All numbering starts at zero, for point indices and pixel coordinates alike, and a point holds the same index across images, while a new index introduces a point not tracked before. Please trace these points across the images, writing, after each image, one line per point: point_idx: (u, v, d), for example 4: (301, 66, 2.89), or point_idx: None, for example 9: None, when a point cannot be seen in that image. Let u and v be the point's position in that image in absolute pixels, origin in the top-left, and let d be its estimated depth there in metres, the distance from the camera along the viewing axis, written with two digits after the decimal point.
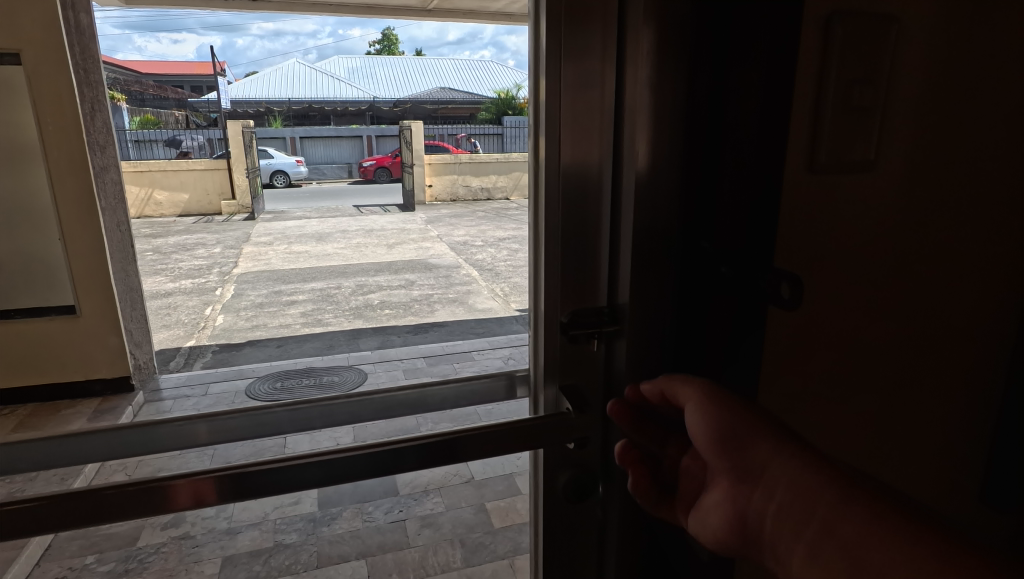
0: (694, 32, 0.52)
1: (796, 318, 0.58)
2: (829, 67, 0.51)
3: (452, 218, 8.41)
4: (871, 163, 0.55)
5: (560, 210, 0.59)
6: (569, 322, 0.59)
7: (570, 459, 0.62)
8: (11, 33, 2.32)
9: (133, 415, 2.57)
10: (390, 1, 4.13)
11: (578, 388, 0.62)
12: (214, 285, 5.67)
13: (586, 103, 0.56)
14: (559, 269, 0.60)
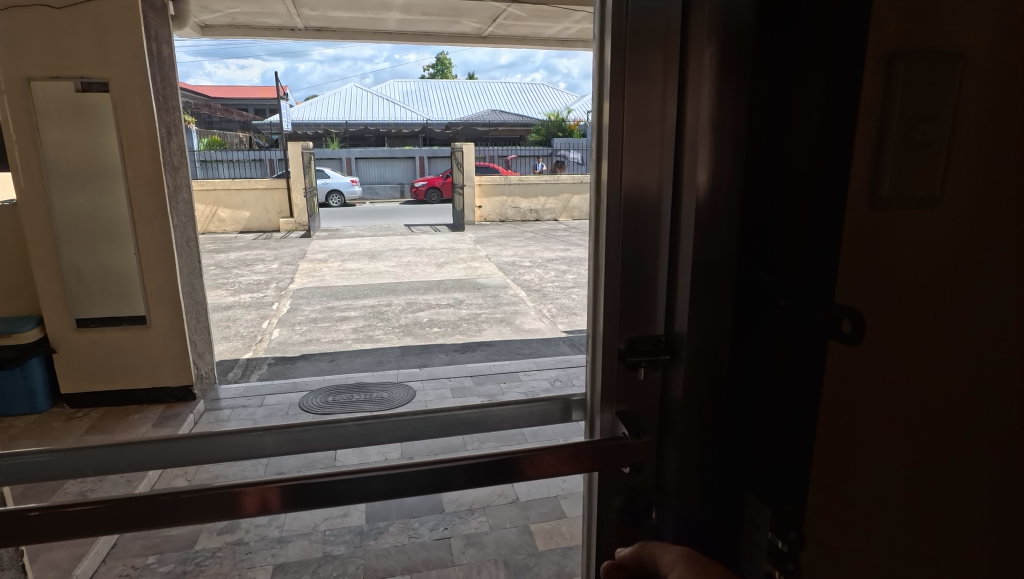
0: (760, 57, 0.53)
1: (852, 361, 0.55)
2: (890, 105, 0.51)
3: (500, 239, 8.52)
4: (936, 200, 0.53)
5: (620, 233, 0.62)
6: (627, 348, 0.61)
7: (623, 483, 0.63)
8: (102, 64, 2.52)
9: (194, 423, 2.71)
10: (446, 29, 4.27)
11: (635, 415, 0.63)
12: (271, 299, 5.92)
13: (643, 126, 0.59)
14: (618, 294, 0.63)
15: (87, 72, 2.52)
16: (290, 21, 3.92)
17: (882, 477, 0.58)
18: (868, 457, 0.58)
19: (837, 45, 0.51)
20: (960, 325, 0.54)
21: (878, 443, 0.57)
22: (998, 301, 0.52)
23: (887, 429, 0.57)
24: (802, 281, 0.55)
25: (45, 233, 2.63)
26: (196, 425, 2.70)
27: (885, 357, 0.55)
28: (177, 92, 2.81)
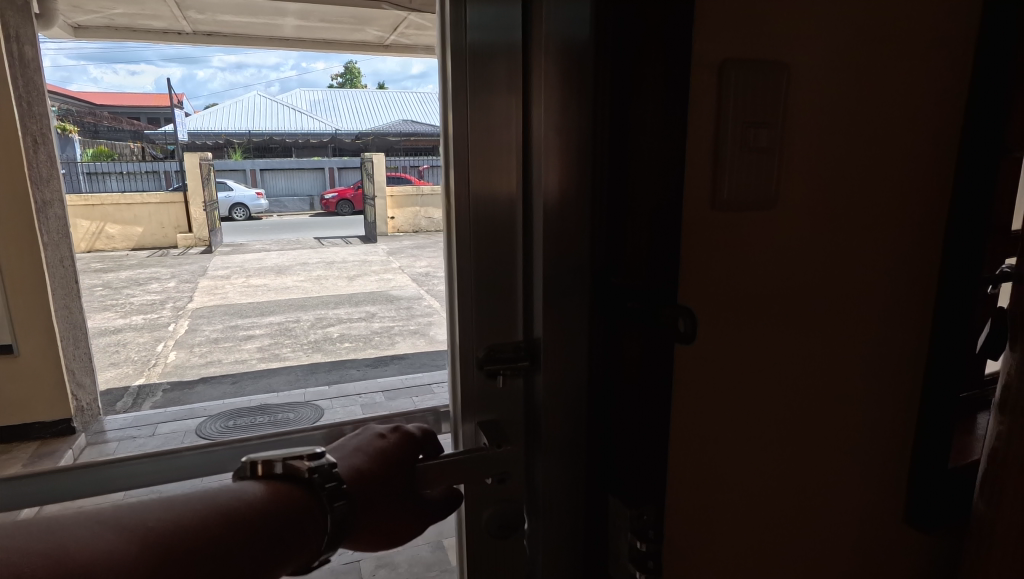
0: (598, 62, 0.52)
1: (704, 352, 0.58)
2: (724, 108, 0.53)
3: (414, 250, 8.43)
4: (772, 200, 0.57)
5: (472, 241, 0.57)
6: (485, 356, 0.58)
7: (490, 494, 0.60)
8: None
9: (73, 458, 2.46)
10: (349, 37, 4.17)
11: (498, 423, 0.61)
12: (167, 320, 5.51)
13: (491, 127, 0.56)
14: (474, 308, 0.58)
15: None
16: (176, 24, 3.69)
17: (740, 454, 0.63)
18: (729, 441, 0.61)
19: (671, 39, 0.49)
20: (793, 310, 0.62)
21: (734, 425, 0.61)
22: (814, 282, 0.62)
23: (741, 413, 0.61)
24: (653, 285, 0.53)
25: None
26: (75, 461, 2.45)
27: (734, 347, 0.59)
28: (46, 98, 2.56)
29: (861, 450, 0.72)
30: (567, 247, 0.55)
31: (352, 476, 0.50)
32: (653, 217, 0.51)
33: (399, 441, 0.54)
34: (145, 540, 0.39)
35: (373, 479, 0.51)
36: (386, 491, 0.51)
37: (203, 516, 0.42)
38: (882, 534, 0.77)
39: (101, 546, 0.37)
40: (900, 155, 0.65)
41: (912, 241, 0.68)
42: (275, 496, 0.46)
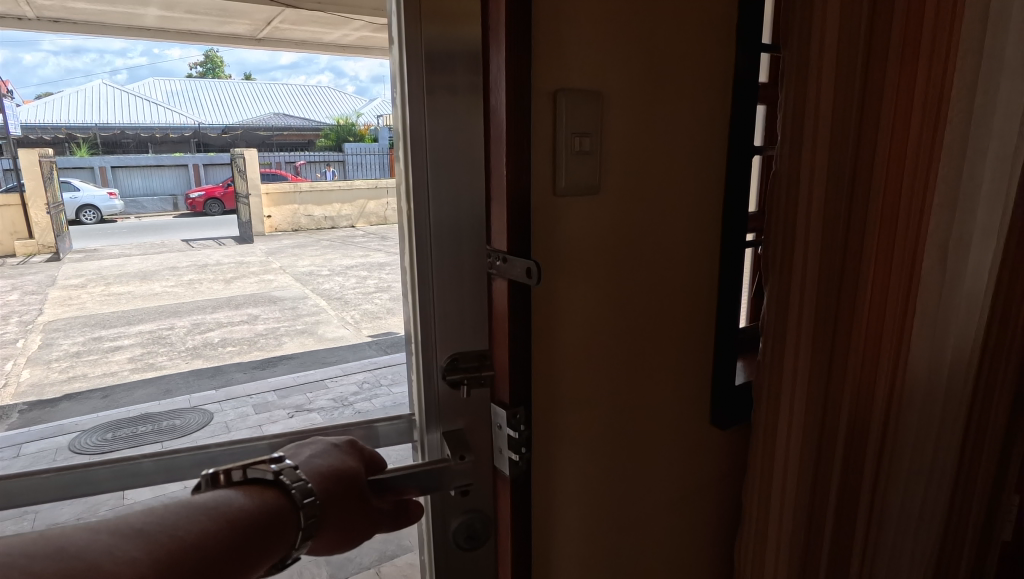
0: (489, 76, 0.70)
1: (555, 300, 0.80)
2: (560, 125, 0.75)
3: (295, 249, 8.23)
4: (597, 189, 0.81)
5: (431, 234, 0.71)
6: (449, 366, 0.74)
7: (455, 505, 0.79)
8: None
9: None
10: (216, 29, 4.03)
11: (461, 434, 0.78)
12: (13, 337, 5.04)
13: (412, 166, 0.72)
14: (436, 304, 0.73)
15: None
16: None
17: (587, 373, 0.86)
18: (578, 364, 0.85)
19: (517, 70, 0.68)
20: (618, 265, 0.86)
21: (581, 351, 0.85)
22: (632, 246, 0.87)
23: (585, 342, 0.85)
24: (518, 248, 0.72)
25: None
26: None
27: (577, 295, 0.83)
28: None
29: (675, 371, 0.99)
30: (469, 245, 0.74)
31: (324, 486, 0.60)
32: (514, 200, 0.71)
33: (359, 459, 0.67)
34: (149, 547, 0.45)
35: (339, 487, 0.61)
36: (347, 500, 0.62)
37: (203, 525, 0.49)
38: (698, 432, 1.06)
39: (106, 552, 0.42)
40: (691, 156, 0.92)
41: (701, 212, 0.96)
42: (265, 501, 0.55)
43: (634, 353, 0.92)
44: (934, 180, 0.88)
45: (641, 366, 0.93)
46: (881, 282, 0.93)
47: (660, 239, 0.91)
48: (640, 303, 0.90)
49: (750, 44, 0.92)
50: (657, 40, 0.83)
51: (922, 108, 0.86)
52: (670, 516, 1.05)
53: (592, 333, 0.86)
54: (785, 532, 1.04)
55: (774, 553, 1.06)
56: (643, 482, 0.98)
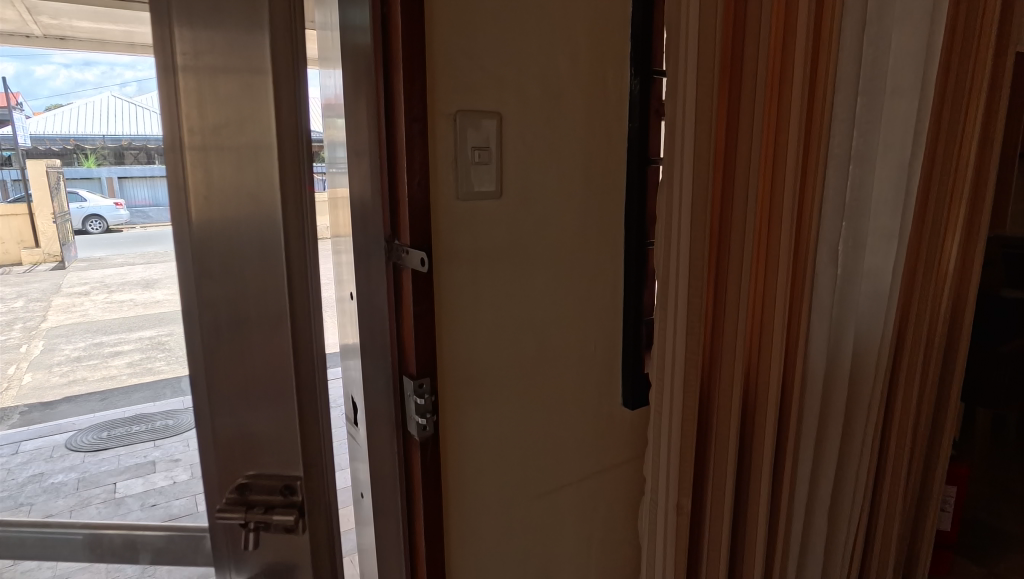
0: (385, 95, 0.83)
1: (459, 288, 0.93)
2: (460, 140, 0.89)
3: None
4: (497, 194, 0.94)
5: (218, 336, 0.79)
6: (240, 494, 0.84)
7: None
8: None
9: None
10: None
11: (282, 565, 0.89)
12: None
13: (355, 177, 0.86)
14: (225, 420, 0.82)
15: None
16: None
17: (493, 353, 0.99)
18: (485, 345, 0.97)
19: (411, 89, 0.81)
20: (521, 259, 0.99)
21: (486, 334, 0.97)
22: (534, 243, 1.00)
23: (490, 326, 0.98)
24: (418, 242, 0.85)
25: None
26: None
27: (480, 286, 0.95)
28: None
29: (582, 359, 1.12)
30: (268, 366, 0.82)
31: None
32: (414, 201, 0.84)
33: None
34: None
35: None
36: None
37: None
38: (609, 412, 1.18)
39: None
40: (589, 167, 1.05)
41: (601, 214, 1.08)
42: None
43: (540, 336, 1.04)
44: (814, 185, 1.08)
45: (548, 350, 1.06)
46: (765, 275, 1.09)
47: (560, 240, 1.04)
48: (544, 293, 1.04)
49: (643, 70, 1.05)
50: (550, 71, 0.97)
51: (793, 128, 1.01)
52: (581, 486, 1.17)
53: (497, 317, 0.98)
54: (671, 507, 1.12)
55: (662, 530, 1.15)
56: (554, 455, 1.11)
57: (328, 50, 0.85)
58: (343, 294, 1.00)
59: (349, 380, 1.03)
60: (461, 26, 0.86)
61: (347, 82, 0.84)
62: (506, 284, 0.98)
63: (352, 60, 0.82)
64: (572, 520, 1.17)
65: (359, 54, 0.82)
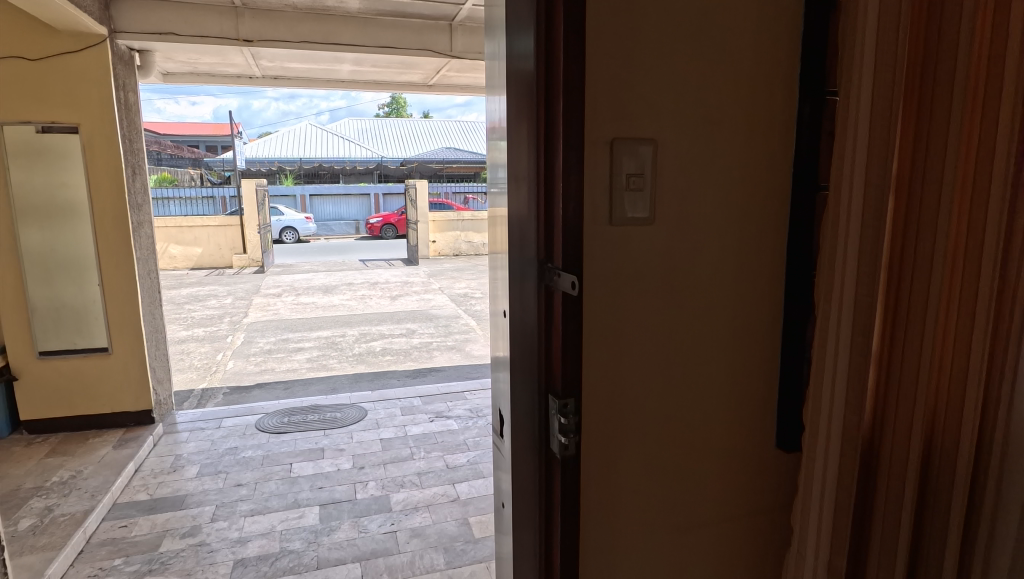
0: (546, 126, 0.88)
1: (607, 311, 0.94)
2: (616, 166, 0.91)
3: (448, 282, 9.67)
4: (648, 219, 0.94)
5: None
6: None
7: None
8: (85, 129, 3.51)
9: (139, 464, 3.41)
10: (396, 78, 4.98)
11: None
12: (225, 334, 6.74)
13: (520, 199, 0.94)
14: None
15: (56, 118, 3.47)
16: (249, 70, 4.66)
17: (636, 378, 0.98)
18: (629, 369, 0.97)
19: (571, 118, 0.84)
20: (670, 285, 0.98)
21: (631, 359, 0.97)
22: (684, 269, 0.99)
23: (636, 350, 0.97)
24: (571, 265, 0.86)
25: (33, 268, 3.60)
26: (199, 476, 3.31)
27: (627, 309, 0.95)
28: (141, 156, 3.85)
29: (732, 392, 1.07)
30: None
31: None
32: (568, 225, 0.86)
33: None
34: None
35: None
36: None
37: None
38: (757, 452, 1.11)
39: None
40: (747, 193, 1.01)
41: (759, 242, 1.04)
42: None
43: (686, 364, 1.02)
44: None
45: (694, 379, 1.03)
46: (955, 329, 0.92)
47: (712, 268, 1.01)
48: (693, 321, 1.01)
49: (811, 91, 0.99)
50: (710, 96, 0.96)
51: (1006, 155, 0.84)
52: (722, 527, 1.11)
53: (643, 342, 0.97)
54: (821, 564, 1.03)
55: None
56: (697, 489, 1.07)
57: (495, 83, 1.00)
58: (500, 311, 1.04)
59: (499, 396, 1.07)
60: (622, 57, 0.89)
61: (511, 112, 0.92)
62: (653, 309, 0.97)
63: (519, 91, 0.90)
64: (711, 561, 1.12)
65: (526, 86, 0.89)
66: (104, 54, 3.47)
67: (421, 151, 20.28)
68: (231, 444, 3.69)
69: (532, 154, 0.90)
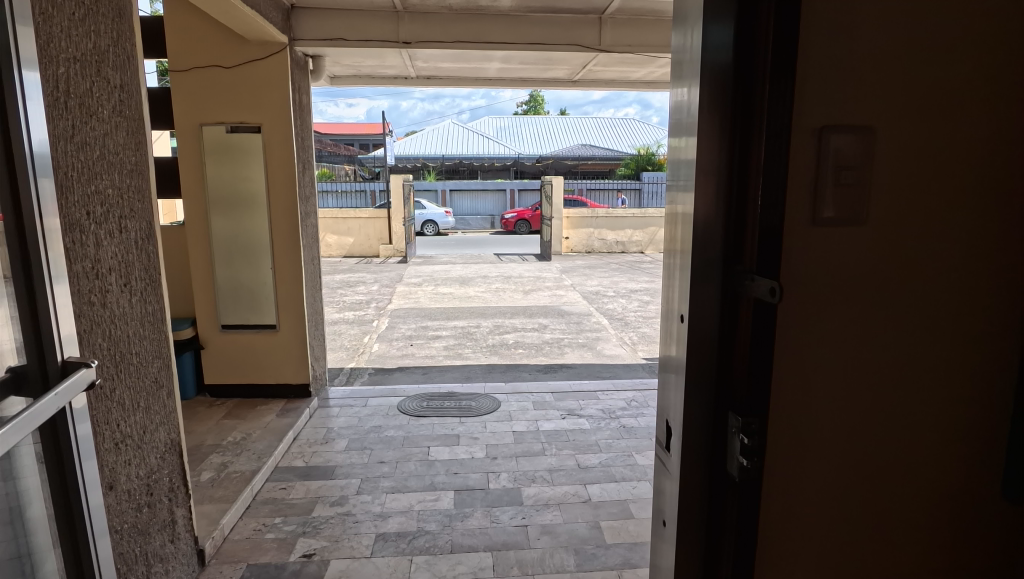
0: (740, 114, 0.79)
1: (800, 322, 0.83)
2: (822, 158, 0.79)
3: (580, 279, 9.61)
4: (855, 219, 0.82)
5: None
6: None
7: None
8: (266, 127, 3.90)
9: (297, 433, 3.75)
10: (543, 75, 5.00)
11: None
12: (371, 318, 7.24)
13: (698, 194, 0.84)
14: None
15: (243, 119, 3.89)
16: (405, 71, 4.92)
17: (828, 399, 0.86)
18: (821, 389, 0.85)
19: (777, 104, 0.76)
20: (878, 296, 0.84)
21: (823, 377, 0.85)
22: (900, 276, 0.84)
23: (829, 368, 0.85)
24: (766, 269, 0.78)
25: (219, 252, 4.07)
26: (347, 450, 3.55)
27: (823, 322, 0.83)
28: (310, 152, 4.21)
29: (952, 427, 0.89)
30: None
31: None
32: (763, 223, 0.78)
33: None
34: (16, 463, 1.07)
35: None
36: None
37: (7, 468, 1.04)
38: (979, 502, 0.91)
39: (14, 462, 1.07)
40: (991, 186, 0.83)
41: (1002, 247, 0.84)
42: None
43: (893, 389, 0.87)
44: None
45: (902, 406, 0.87)
46: None
47: (936, 277, 0.84)
48: (906, 338, 0.85)
49: None
50: (948, 72, 0.80)
51: None
52: None
53: (841, 358, 0.85)
54: None
55: None
56: (895, 534, 0.91)
57: (682, 73, 0.89)
58: (671, 316, 0.94)
59: (665, 405, 0.99)
60: (842, 28, 0.77)
61: (702, 102, 0.83)
62: (855, 322, 0.84)
63: (711, 78, 0.80)
64: None
65: (721, 72, 0.79)
66: (285, 59, 3.82)
67: (558, 147, 20.38)
68: (376, 423, 3.92)
69: (723, 146, 0.81)
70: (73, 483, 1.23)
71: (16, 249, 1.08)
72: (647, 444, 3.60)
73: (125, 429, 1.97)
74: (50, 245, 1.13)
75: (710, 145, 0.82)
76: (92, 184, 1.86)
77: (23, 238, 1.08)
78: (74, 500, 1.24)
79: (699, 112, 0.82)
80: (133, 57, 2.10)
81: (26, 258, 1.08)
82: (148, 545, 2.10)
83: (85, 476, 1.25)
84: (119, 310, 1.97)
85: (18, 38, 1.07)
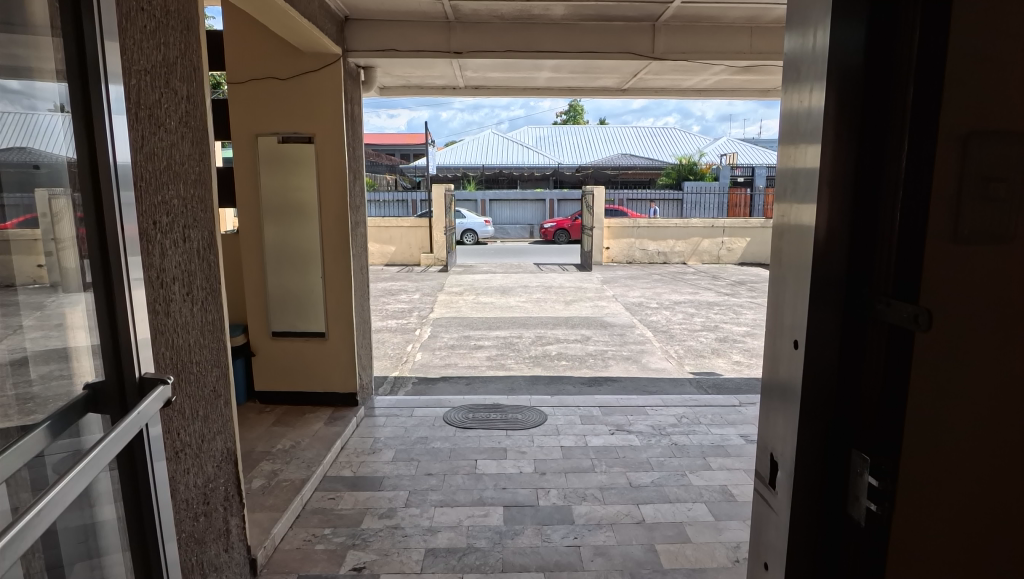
0: (869, 123, 0.72)
1: (931, 364, 0.69)
2: (969, 165, 0.64)
3: (622, 290, 9.49)
4: (1015, 240, 0.62)
5: None
6: None
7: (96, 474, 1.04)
8: (319, 136, 3.94)
9: (344, 441, 3.75)
10: (592, 84, 4.95)
11: None
12: (414, 326, 7.27)
13: (820, 204, 0.75)
14: None
15: (296, 128, 3.95)
16: (453, 81, 4.93)
17: (975, 468, 0.68)
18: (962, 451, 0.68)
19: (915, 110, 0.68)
20: None
21: (965, 436, 0.68)
22: None
23: (977, 427, 0.67)
24: (906, 292, 0.70)
25: (270, 260, 4.12)
26: (394, 461, 3.53)
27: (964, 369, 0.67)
28: (359, 161, 4.25)
29: None
30: None
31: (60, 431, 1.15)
32: (906, 238, 0.70)
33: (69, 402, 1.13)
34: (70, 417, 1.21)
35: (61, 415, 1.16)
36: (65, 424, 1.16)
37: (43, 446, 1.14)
38: None
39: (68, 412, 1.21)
40: None
41: None
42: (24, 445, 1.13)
43: None
44: None
45: None
46: None
47: None
48: None
49: None
50: None
51: None
52: None
53: (993, 418, 0.66)
54: None
55: None
56: None
57: (792, 75, 0.82)
58: (779, 339, 0.86)
59: (769, 435, 0.90)
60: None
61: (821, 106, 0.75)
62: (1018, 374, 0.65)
63: (839, 77, 0.72)
64: None
65: (853, 73, 0.72)
66: (339, 70, 3.87)
67: (597, 157, 20.28)
68: (422, 434, 3.89)
69: (854, 154, 0.74)
70: (144, 484, 1.22)
71: (97, 247, 1.16)
72: (701, 463, 3.47)
73: (185, 437, 1.97)
74: (128, 245, 1.21)
75: (837, 152, 0.74)
76: (159, 195, 1.88)
77: (102, 237, 1.16)
78: (145, 503, 1.23)
79: (825, 115, 0.74)
80: (199, 68, 2.14)
81: (105, 255, 1.17)
82: (205, 554, 2.10)
83: (156, 478, 1.25)
84: (181, 319, 1.98)
85: (105, 51, 1.15)
